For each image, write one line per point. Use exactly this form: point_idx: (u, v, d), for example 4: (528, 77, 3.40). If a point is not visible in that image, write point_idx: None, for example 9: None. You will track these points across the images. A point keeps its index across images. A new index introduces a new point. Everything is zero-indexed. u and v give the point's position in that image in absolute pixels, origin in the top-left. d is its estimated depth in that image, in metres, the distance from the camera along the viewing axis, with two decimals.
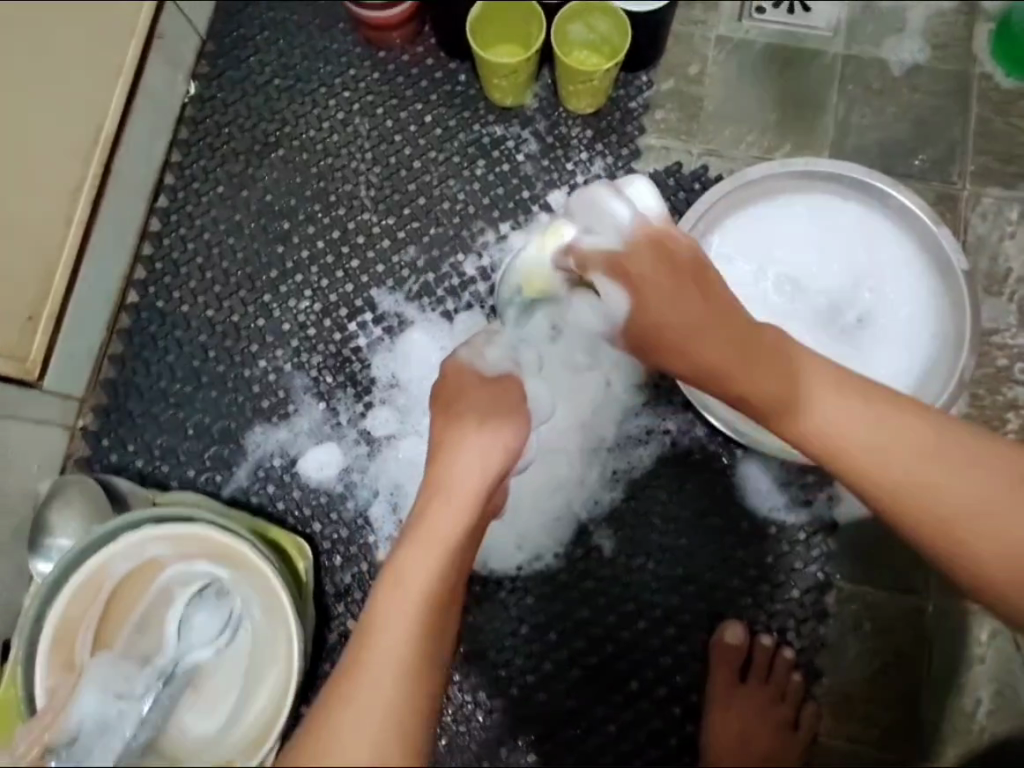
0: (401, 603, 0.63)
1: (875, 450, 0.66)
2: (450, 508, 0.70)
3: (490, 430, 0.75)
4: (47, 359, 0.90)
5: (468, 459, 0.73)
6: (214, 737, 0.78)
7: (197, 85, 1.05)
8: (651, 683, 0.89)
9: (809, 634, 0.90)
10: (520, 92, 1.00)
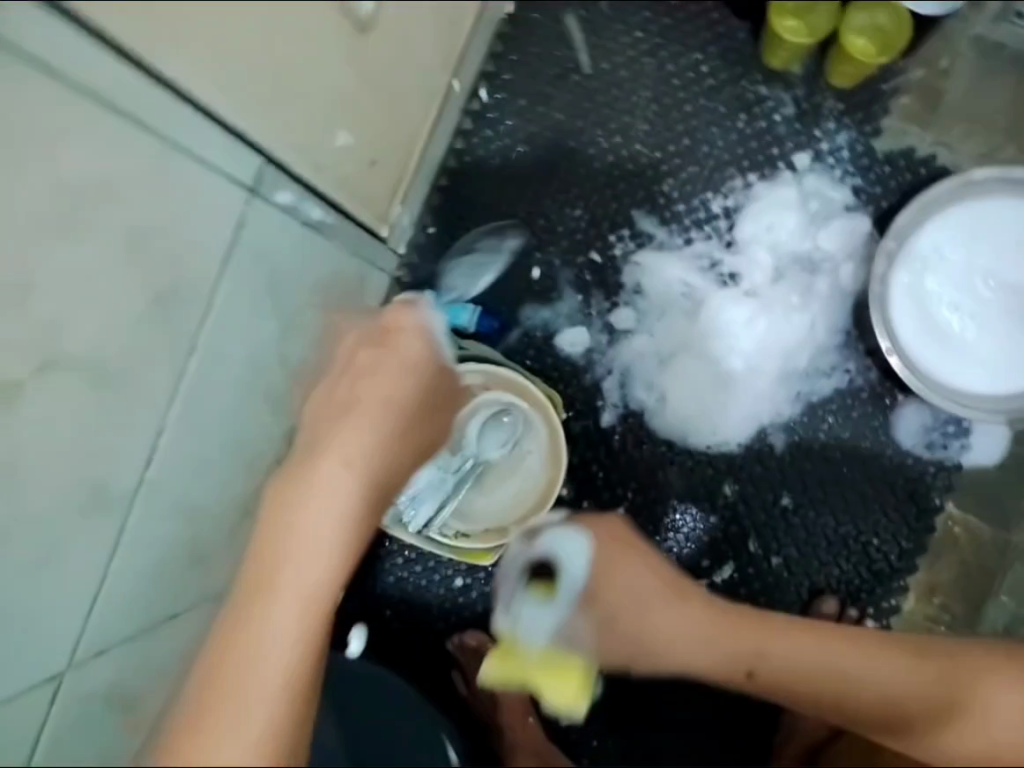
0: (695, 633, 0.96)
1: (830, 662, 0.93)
2: (330, 487, 0.74)
3: (375, 395, 0.78)
4: (393, 227, 1.19)
5: (359, 414, 0.77)
6: (485, 508, 1.16)
7: (515, 4, 1.25)
8: (786, 548, 1.21)
9: (908, 554, 1.19)
10: (791, 62, 1.19)
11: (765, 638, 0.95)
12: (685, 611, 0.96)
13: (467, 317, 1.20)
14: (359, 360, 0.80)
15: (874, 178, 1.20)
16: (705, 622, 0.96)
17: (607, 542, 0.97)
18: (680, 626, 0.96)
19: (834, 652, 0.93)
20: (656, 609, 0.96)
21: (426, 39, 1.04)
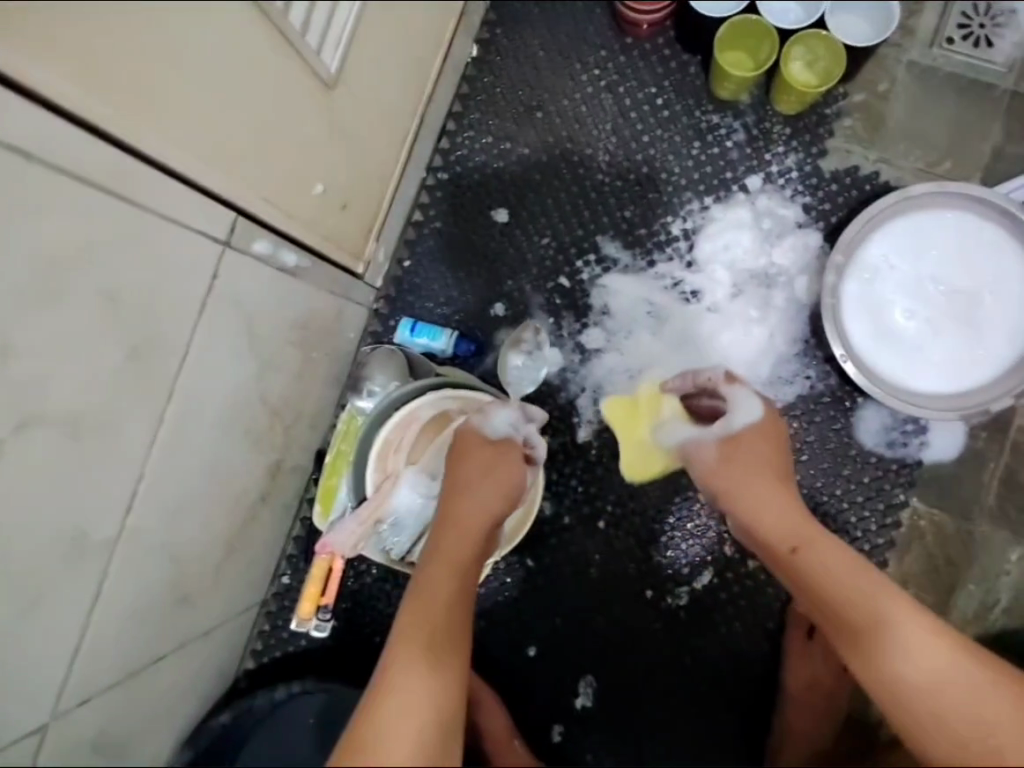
0: (777, 507, 1.01)
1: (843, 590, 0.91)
2: (461, 535, 0.99)
3: (488, 485, 1.04)
4: (370, 262, 1.23)
5: (474, 495, 1.03)
6: None
7: (479, 48, 1.32)
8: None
9: (878, 550, 1.23)
10: (738, 92, 1.25)
11: (822, 549, 0.95)
12: (777, 496, 1.02)
13: (444, 337, 1.26)
14: (467, 462, 1.06)
15: (823, 195, 1.27)
16: (788, 512, 1.00)
17: (769, 428, 1.08)
18: (773, 492, 1.02)
19: (868, 580, 0.90)
20: (750, 481, 1.04)
21: (391, 80, 1.09)
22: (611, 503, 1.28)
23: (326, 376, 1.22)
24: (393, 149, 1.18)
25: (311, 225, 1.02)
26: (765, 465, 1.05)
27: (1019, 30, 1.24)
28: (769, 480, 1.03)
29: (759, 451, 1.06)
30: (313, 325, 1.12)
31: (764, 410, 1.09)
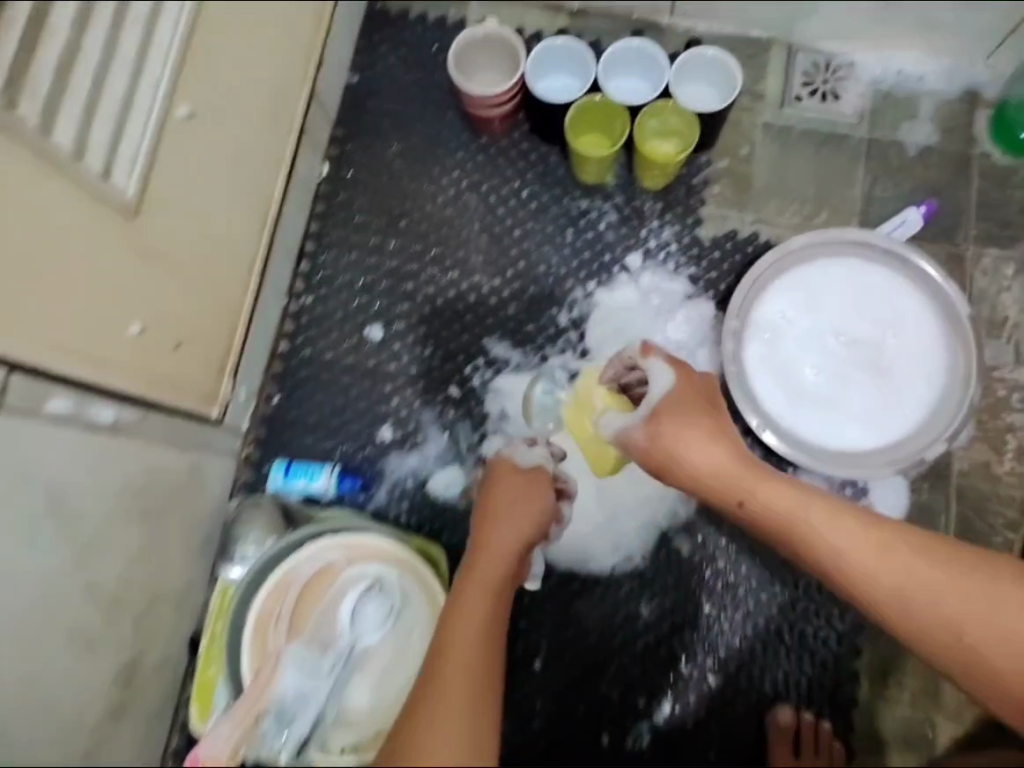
0: (717, 461, 0.91)
1: (867, 559, 0.83)
2: (487, 559, 0.87)
3: (520, 509, 0.94)
4: (228, 405, 1.08)
5: (503, 522, 0.92)
6: (376, 705, 0.98)
7: (330, 165, 1.22)
8: (724, 662, 1.10)
9: (847, 635, 1.10)
10: (602, 172, 1.20)
11: (765, 493, 0.89)
12: (712, 445, 0.91)
13: (322, 475, 1.13)
14: (499, 490, 0.96)
15: (707, 264, 1.21)
16: (733, 467, 0.91)
17: (694, 386, 0.96)
18: (714, 444, 0.92)
19: (855, 529, 0.85)
20: (704, 454, 0.92)
21: (217, 204, 0.97)
22: (545, 634, 1.11)
23: (189, 543, 1.05)
24: (239, 279, 1.05)
25: (131, 370, 0.88)
26: (702, 421, 0.93)
27: (860, 82, 1.26)
28: (710, 433, 0.92)
29: (690, 407, 0.94)
30: (154, 486, 0.97)
31: (672, 377, 0.96)
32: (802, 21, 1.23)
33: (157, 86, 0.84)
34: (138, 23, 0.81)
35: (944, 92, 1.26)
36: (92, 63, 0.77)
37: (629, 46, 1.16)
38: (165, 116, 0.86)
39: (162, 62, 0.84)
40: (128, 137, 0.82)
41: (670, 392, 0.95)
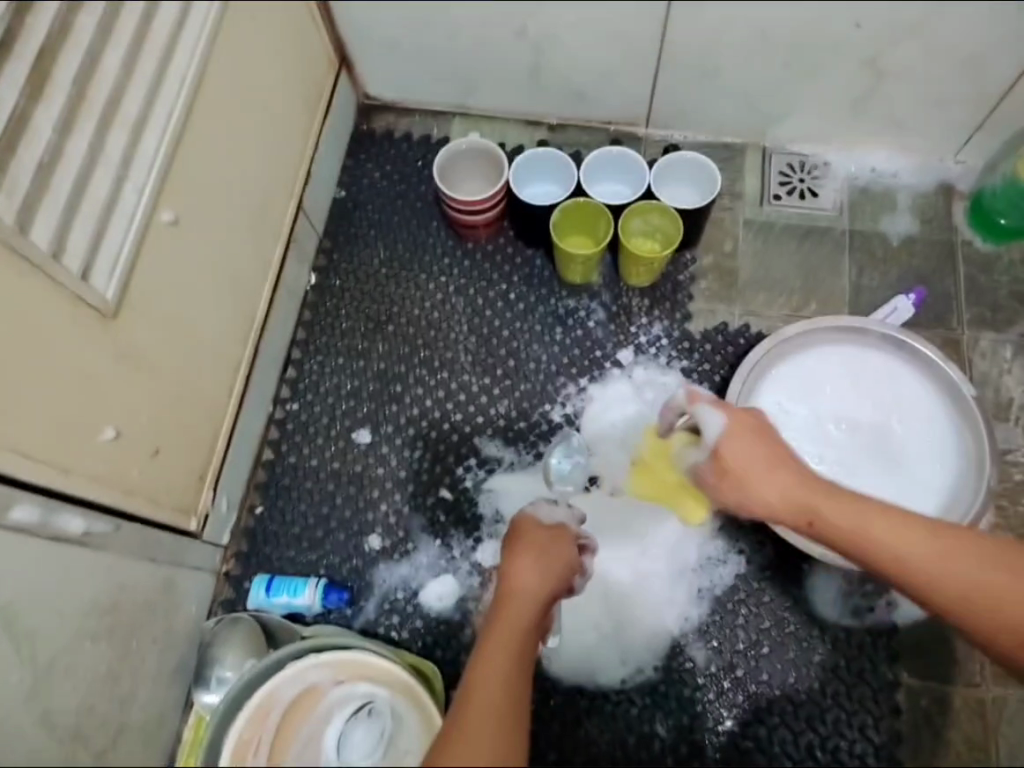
0: (785, 483, 0.83)
1: (945, 567, 0.77)
2: (517, 618, 0.79)
3: (543, 564, 0.84)
4: (207, 518, 1.04)
5: (531, 573, 0.83)
6: None
7: (318, 275, 1.25)
8: None
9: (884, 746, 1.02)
10: (589, 271, 1.21)
11: (839, 514, 0.80)
12: (777, 472, 0.84)
13: (306, 590, 1.05)
14: (522, 550, 0.86)
15: (700, 357, 1.20)
16: (801, 488, 0.83)
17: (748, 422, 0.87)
18: (778, 470, 0.84)
19: (933, 543, 0.77)
20: (770, 479, 0.84)
21: (199, 308, 0.97)
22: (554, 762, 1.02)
23: (160, 669, 0.97)
24: (222, 385, 1.04)
25: (103, 476, 0.84)
26: (763, 446, 0.86)
27: (836, 179, 1.30)
28: (772, 457, 0.85)
29: (751, 438, 0.86)
30: (123, 606, 0.90)
31: (721, 414, 0.87)
32: (774, 125, 1.27)
33: (143, 191, 0.84)
34: (125, 127, 0.81)
35: (920, 186, 1.29)
36: (74, 168, 0.76)
37: (605, 154, 1.19)
38: (149, 215, 0.85)
39: (147, 165, 0.84)
40: (111, 235, 0.81)
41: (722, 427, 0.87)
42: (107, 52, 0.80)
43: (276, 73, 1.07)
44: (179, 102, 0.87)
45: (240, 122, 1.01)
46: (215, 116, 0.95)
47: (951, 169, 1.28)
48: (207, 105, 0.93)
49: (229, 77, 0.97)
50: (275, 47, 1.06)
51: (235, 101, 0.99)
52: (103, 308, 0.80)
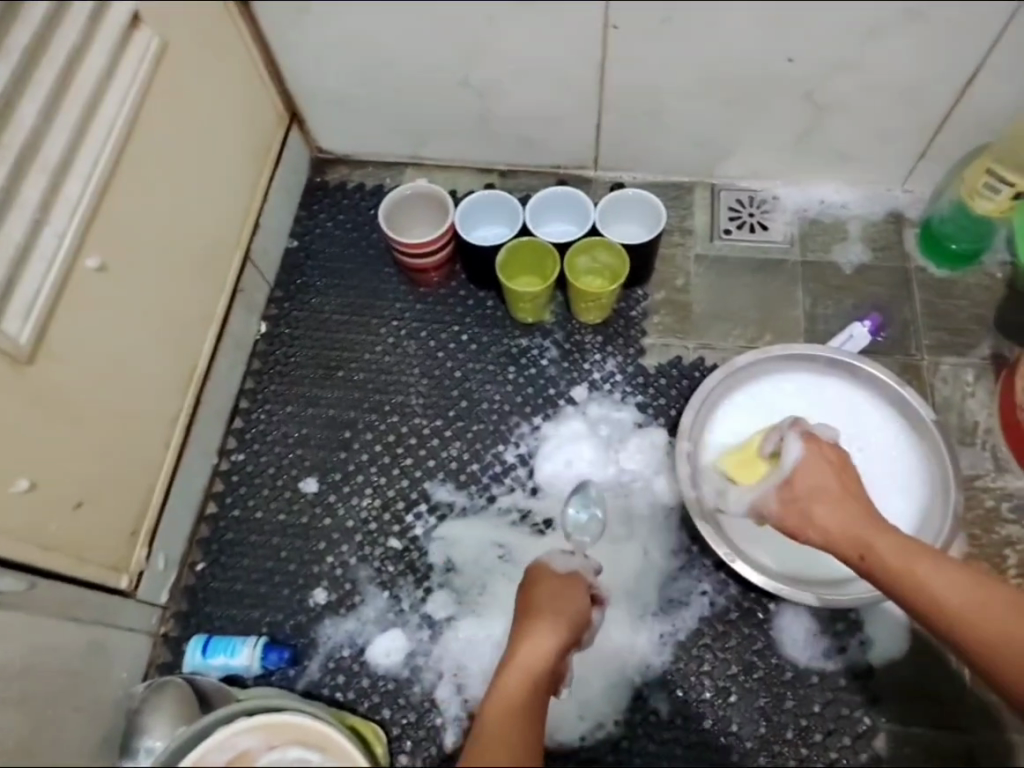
0: (841, 515, 0.85)
1: (977, 615, 0.76)
2: (531, 659, 0.80)
3: (561, 608, 0.86)
4: (141, 576, 1.00)
5: (548, 615, 0.84)
6: None
7: (267, 324, 1.23)
8: None
9: None
10: (540, 311, 1.19)
11: (898, 550, 0.81)
12: (838, 505, 0.85)
13: (244, 650, 1.01)
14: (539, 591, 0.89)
15: (655, 392, 1.17)
16: (862, 520, 0.84)
17: (823, 456, 0.89)
18: (839, 504, 0.85)
19: (968, 593, 0.77)
20: (836, 511, 0.85)
21: (132, 358, 0.95)
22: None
23: (86, 740, 0.91)
24: (158, 438, 1.01)
25: (19, 534, 0.81)
26: (832, 480, 0.87)
27: (786, 211, 1.29)
28: (837, 492, 0.86)
29: (820, 471, 0.88)
30: (34, 679, 0.84)
31: (803, 448, 0.90)
32: (720, 162, 1.27)
33: (62, 237, 0.83)
34: (45, 172, 0.81)
35: (870, 215, 1.29)
36: None
37: (552, 194, 1.19)
38: (71, 262, 0.84)
39: (67, 213, 0.83)
40: (25, 282, 0.79)
41: (801, 459, 0.90)
42: (24, 99, 0.80)
43: (221, 131, 1.08)
44: (106, 150, 0.87)
45: (181, 173, 1.01)
46: (149, 165, 0.95)
47: (900, 198, 1.29)
48: (139, 155, 0.94)
49: (168, 128, 0.98)
50: (222, 101, 1.08)
51: (175, 152, 1.00)
52: (15, 354, 0.78)
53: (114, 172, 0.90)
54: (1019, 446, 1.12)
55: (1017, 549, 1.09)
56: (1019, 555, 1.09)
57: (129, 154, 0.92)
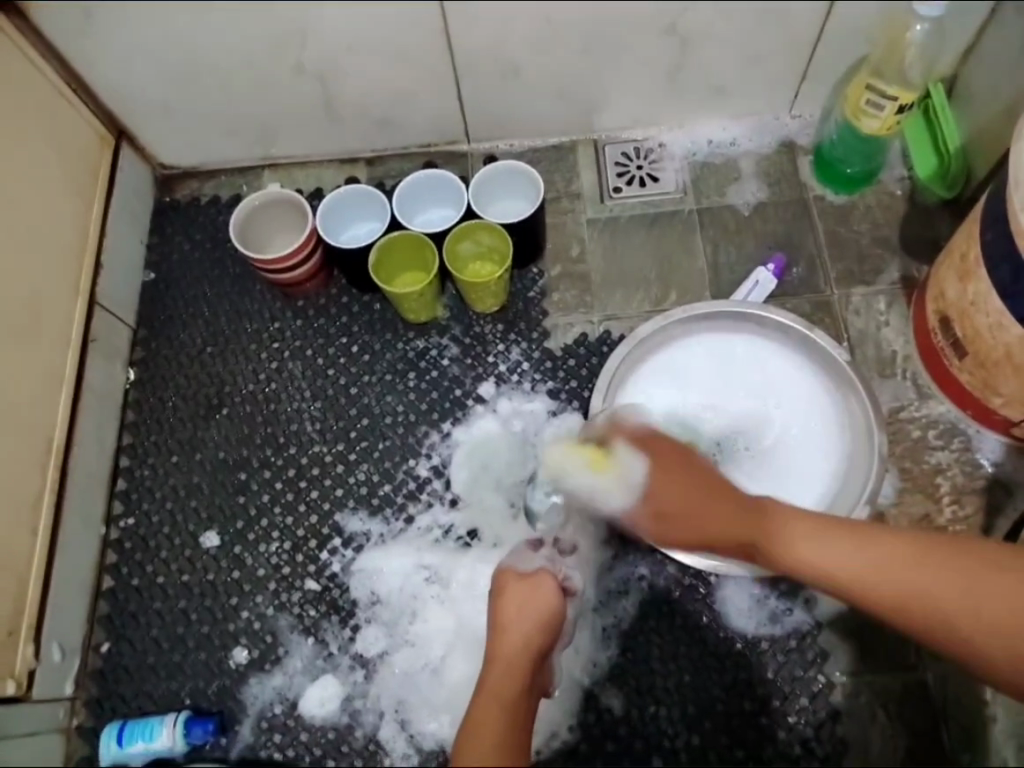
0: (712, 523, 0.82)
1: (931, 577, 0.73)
2: (511, 675, 0.74)
3: (531, 611, 0.80)
4: (33, 674, 0.92)
5: (518, 623, 0.79)
6: None
7: (136, 368, 1.12)
8: None
9: (830, 738, 0.98)
10: (432, 306, 1.10)
11: (776, 530, 0.80)
12: (693, 517, 0.83)
13: (163, 731, 0.94)
14: (503, 593, 0.83)
15: (564, 374, 1.10)
16: (721, 504, 0.82)
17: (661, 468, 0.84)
18: (702, 515, 0.83)
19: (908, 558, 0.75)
20: (690, 499, 0.83)
21: None
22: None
23: None
24: (21, 525, 0.92)
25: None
26: (682, 493, 0.83)
27: (674, 158, 1.22)
28: (693, 502, 0.83)
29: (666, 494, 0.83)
30: None
31: (643, 461, 0.84)
32: (596, 115, 1.19)
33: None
34: None
35: (761, 149, 1.22)
36: None
37: (420, 179, 1.09)
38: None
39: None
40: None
41: (648, 474, 0.84)
42: None
43: (27, 171, 0.96)
44: None
45: None
46: None
47: (789, 126, 1.22)
48: None
49: None
50: (19, 137, 0.94)
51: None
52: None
53: None
54: (939, 371, 1.08)
55: (949, 474, 1.07)
56: (951, 481, 1.07)
57: None
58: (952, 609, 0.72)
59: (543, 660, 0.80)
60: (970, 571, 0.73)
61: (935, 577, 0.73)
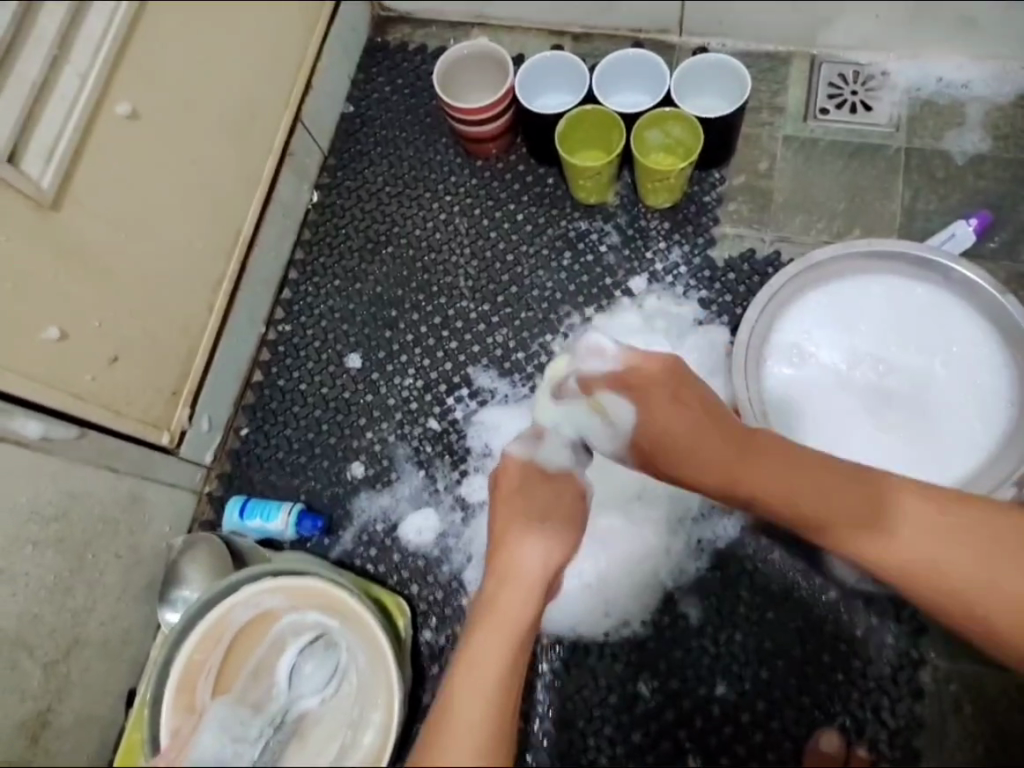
0: (758, 469, 0.78)
1: (959, 562, 0.72)
2: (526, 597, 0.75)
3: (553, 536, 0.79)
4: (184, 434, 1.02)
5: (532, 545, 0.78)
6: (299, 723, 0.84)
7: (319, 192, 1.18)
8: (737, 747, 0.95)
9: (903, 709, 0.95)
10: (603, 190, 1.09)
11: (757, 475, 0.78)
12: (686, 414, 0.80)
13: (279, 516, 1.03)
14: (518, 513, 0.80)
15: (721, 288, 1.08)
16: (727, 448, 0.79)
17: (655, 389, 0.81)
18: (750, 472, 0.78)
19: (938, 538, 0.73)
20: (704, 446, 0.79)
21: (165, 226, 0.97)
22: (547, 702, 0.99)
23: (125, 587, 0.99)
24: (197, 304, 1.02)
25: (47, 382, 0.86)
26: (716, 435, 0.79)
27: (894, 90, 1.13)
28: (720, 436, 0.79)
29: (686, 424, 0.80)
30: (72, 524, 0.91)
31: (631, 399, 0.81)
32: (823, 28, 1.11)
33: (32, 84, 0.82)
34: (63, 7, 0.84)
35: (995, 97, 1.10)
36: (26, 84, 0.82)
37: (624, 57, 1.07)
38: (42, 88, 0.83)
39: (38, 52, 0.83)
40: (42, 127, 0.84)
41: (639, 413, 0.81)
42: None
43: None
44: (123, 8, 0.89)
45: (213, 33, 1.00)
46: (179, 29, 0.96)
47: None
48: (166, 19, 0.94)
49: None
50: None
51: None
52: (38, 199, 0.82)
53: (132, 37, 0.91)
54: None
55: None
56: None
57: (155, 18, 0.93)
58: (980, 588, 0.72)
59: (556, 578, 0.80)
60: (1009, 558, 0.72)
61: (980, 561, 0.72)
